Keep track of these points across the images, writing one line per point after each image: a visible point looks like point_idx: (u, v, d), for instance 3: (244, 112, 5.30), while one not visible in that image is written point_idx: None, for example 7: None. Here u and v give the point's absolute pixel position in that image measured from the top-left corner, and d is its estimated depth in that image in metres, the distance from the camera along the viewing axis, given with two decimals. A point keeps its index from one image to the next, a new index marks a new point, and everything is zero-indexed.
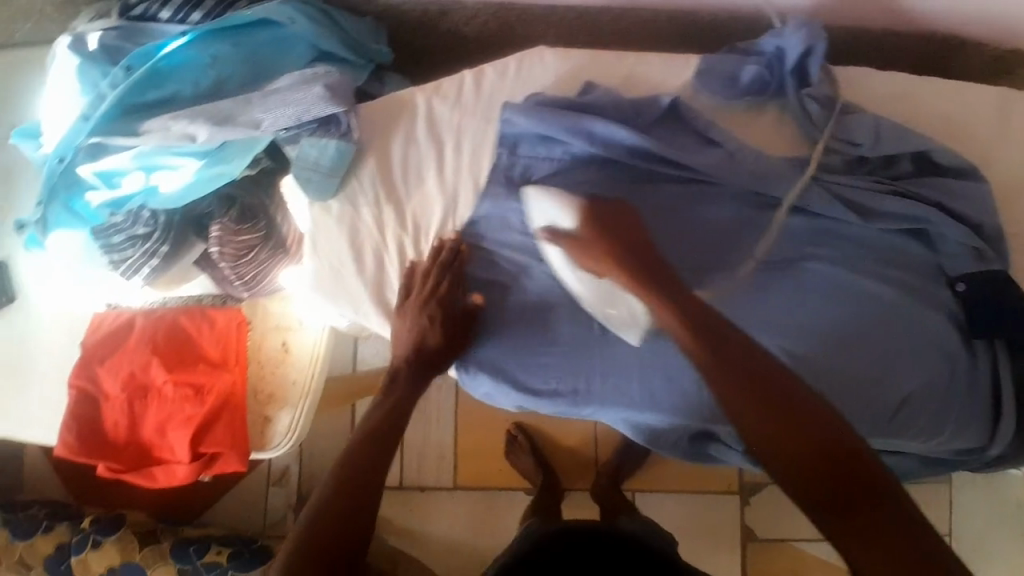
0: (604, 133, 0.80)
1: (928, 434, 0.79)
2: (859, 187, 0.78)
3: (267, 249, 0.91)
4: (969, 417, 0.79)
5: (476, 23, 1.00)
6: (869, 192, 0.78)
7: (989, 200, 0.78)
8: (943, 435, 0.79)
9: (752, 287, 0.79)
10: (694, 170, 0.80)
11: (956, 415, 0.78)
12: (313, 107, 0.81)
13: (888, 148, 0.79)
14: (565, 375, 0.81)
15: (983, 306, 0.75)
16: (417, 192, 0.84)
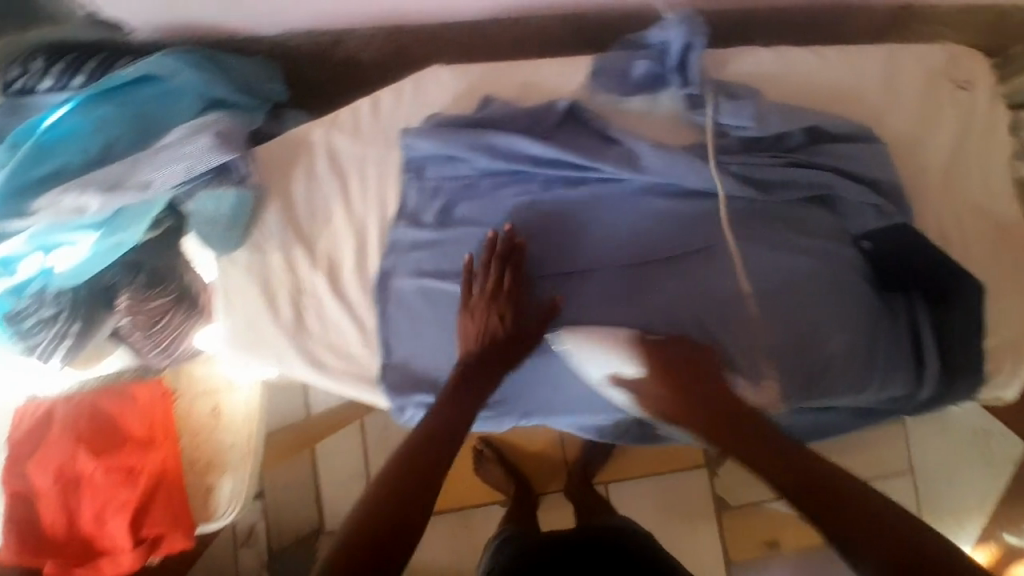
0: (507, 145, 0.80)
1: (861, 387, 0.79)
2: (760, 164, 0.79)
3: (183, 312, 0.88)
4: (894, 363, 0.79)
5: (372, 47, 0.95)
6: (770, 167, 0.79)
7: (880, 159, 0.81)
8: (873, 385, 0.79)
9: (676, 273, 0.77)
10: (601, 169, 0.80)
11: (882, 361, 0.79)
12: (204, 158, 0.75)
13: (776, 124, 0.80)
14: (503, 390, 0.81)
15: (884, 260, 0.80)
16: (326, 231, 0.82)
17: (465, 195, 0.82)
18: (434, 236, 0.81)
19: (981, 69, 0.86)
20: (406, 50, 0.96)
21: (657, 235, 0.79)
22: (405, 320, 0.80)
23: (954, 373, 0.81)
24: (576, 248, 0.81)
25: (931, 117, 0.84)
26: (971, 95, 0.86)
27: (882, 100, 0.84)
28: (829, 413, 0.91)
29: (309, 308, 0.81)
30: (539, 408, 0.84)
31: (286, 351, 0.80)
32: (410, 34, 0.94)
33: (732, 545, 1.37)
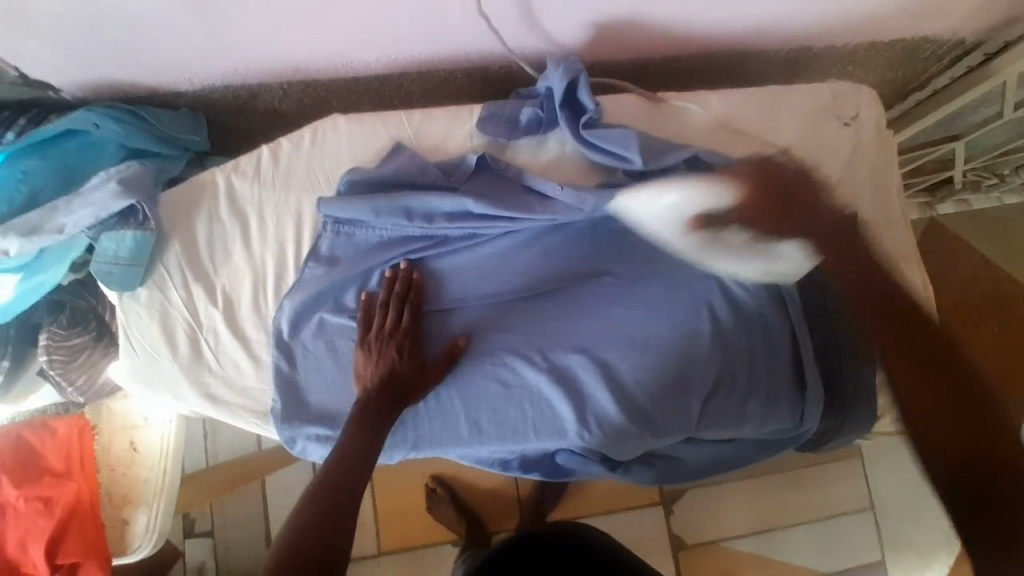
0: (422, 206, 0.83)
1: (736, 420, 0.85)
2: None
3: (99, 351, 0.96)
4: (776, 399, 0.84)
5: (291, 99, 1.02)
6: None
7: None
8: (751, 414, 0.84)
9: (567, 312, 0.84)
10: (512, 220, 0.83)
11: (760, 395, 0.84)
12: (105, 206, 0.80)
13: (663, 160, 0.83)
14: (403, 424, 0.83)
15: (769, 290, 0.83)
16: (226, 267, 0.83)
17: (361, 233, 0.83)
18: (337, 270, 0.82)
19: (867, 101, 0.88)
20: (325, 101, 1.03)
21: (535, 275, 0.85)
22: (302, 356, 0.81)
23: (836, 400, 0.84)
24: (469, 286, 0.85)
25: (814, 153, 0.86)
26: (857, 129, 0.87)
27: (763, 137, 0.87)
28: (729, 448, 0.92)
29: (208, 346, 0.82)
30: (433, 442, 0.83)
31: (182, 388, 0.81)
32: (325, 87, 1.00)
33: None
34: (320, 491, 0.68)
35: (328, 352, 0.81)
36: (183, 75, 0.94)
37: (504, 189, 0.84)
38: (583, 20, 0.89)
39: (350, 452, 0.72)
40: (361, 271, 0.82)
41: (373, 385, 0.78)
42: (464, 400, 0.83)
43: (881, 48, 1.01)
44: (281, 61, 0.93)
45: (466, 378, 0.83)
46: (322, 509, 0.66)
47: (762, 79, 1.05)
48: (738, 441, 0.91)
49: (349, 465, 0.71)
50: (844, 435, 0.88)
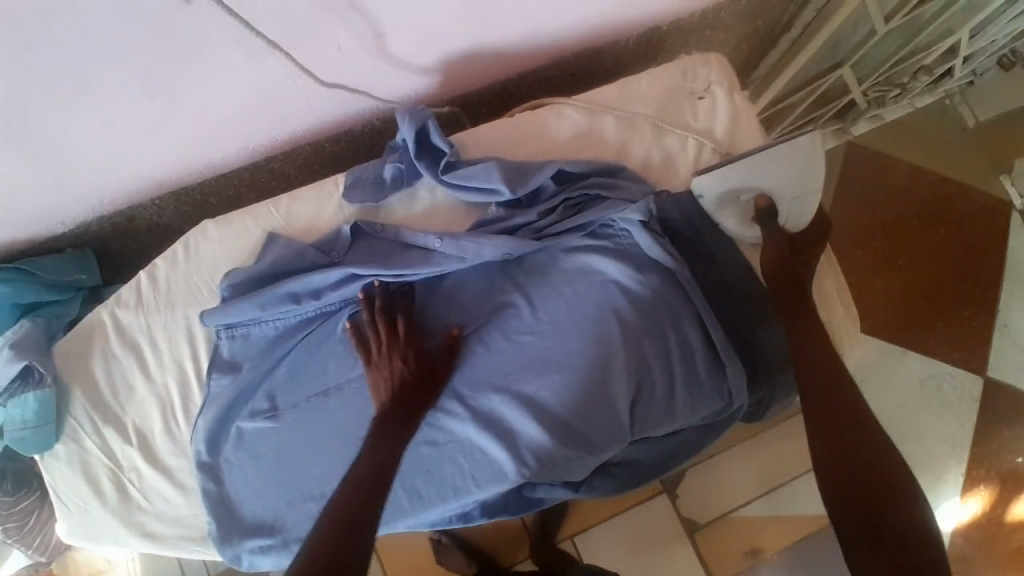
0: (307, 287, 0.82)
1: (668, 416, 0.84)
2: (535, 221, 0.84)
3: (47, 508, 0.96)
4: (699, 385, 0.83)
5: (170, 211, 1.02)
6: (548, 222, 0.83)
7: (631, 188, 0.84)
8: (681, 407, 0.84)
9: (478, 351, 0.83)
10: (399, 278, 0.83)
11: (683, 386, 0.83)
12: (1, 375, 0.80)
13: (530, 183, 0.83)
14: None
15: (666, 282, 0.83)
16: (132, 402, 0.83)
17: (257, 335, 0.84)
18: (242, 374, 0.82)
19: (716, 71, 0.88)
20: (206, 203, 1.03)
21: (436, 325, 0.84)
22: (229, 470, 0.82)
23: (760, 369, 0.84)
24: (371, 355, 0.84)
25: (677, 137, 0.86)
26: (712, 101, 0.87)
27: (623, 134, 0.87)
28: (678, 441, 0.92)
29: (134, 486, 0.82)
30: (377, 519, 0.83)
31: (120, 533, 0.82)
32: (199, 191, 1.00)
33: (711, 561, 1.44)
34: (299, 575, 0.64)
35: (253, 458, 0.81)
36: (54, 223, 0.94)
37: (385, 252, 0.84)
38: (419, 63, 0.87)
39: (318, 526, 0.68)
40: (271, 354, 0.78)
41: (389, 400, 0.76)
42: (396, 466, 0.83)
43: (728, 5, 1.01)
44: (144, 181, 0.93)
45: None
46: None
47: (624, 63, 1.04)
48: (682, 432, 0.91)
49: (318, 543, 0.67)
50: (782, 399, 0.87)
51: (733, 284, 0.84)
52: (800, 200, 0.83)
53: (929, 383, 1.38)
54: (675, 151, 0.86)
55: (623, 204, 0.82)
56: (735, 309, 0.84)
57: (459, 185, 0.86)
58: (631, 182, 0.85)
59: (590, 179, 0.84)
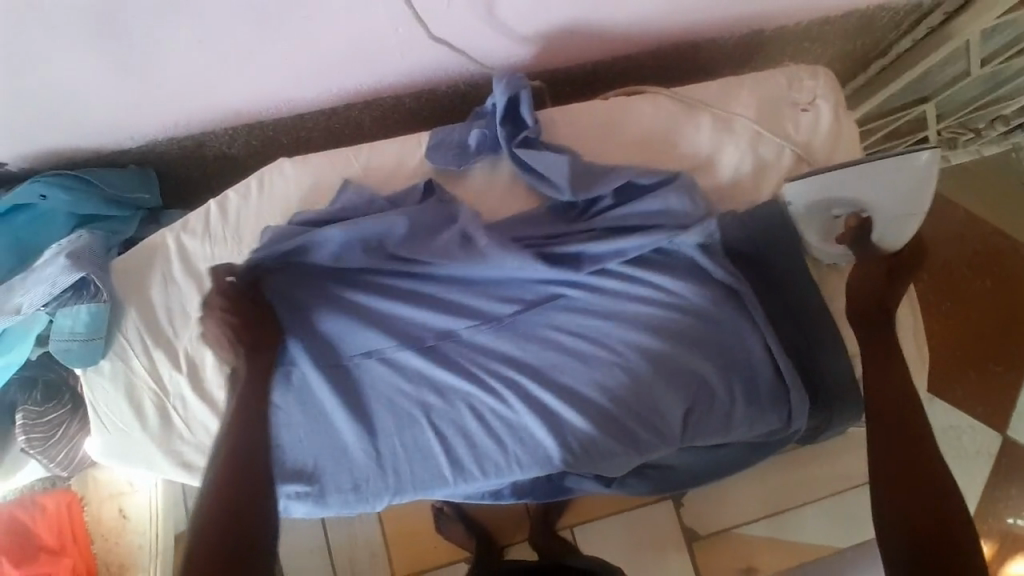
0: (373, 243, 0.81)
1: (722, 429, 0.84)
2: (594, 228, 0.82)
3: (77, 423, 0.94)
4: (756, 402, 0.83)
5: (239, 144, 1.00)
6: (603, 233, 0.82)
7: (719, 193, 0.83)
8: (738, 421, 0.83)
9: (540, 334, 0.82)
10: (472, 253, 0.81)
11: (742, 401, 0.82)
12: (56, 283, 0.78)
13: (594, 188, 0.82)
14: (384, 469, 0.82)
15: (741, 295, 0.82)
16: (186, 330, 0.82)
17: (303, 294, 0.82)
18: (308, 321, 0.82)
19: (823, 85, 0.86)
20: (275, 141, 1.01)
21: (495, 306, 0.82)
22: (275, 416, 0.81)
23: (820, 396, 0.83)
24: (424, 326, 0.82)
25: (775, 145, 0.84)
26: (815, 115, 0.85)
27: (719, 135, 0.85)
28: (722, 454, 0.92)
29: (178, 415, 0.81)
30: (416, 484, 0.83)
31: (157, 457, 0.81)
32: (271, 128, 0.98)
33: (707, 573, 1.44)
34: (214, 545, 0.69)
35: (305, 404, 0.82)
36: (123, 135, 0.92)
37: (434, 231, 0.82)
38: (521, 31, 0.85)
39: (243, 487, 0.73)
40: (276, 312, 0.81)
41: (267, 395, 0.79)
42: (440, 440, 0.82)
43: (835, 20, 0.98)
44: (221, 108, 0.91)
45: (443, 413, 0.82)
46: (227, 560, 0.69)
47: (718, 65, 1.02)
48: (727, 445, 0.90)
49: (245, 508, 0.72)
50: (834, 427, 0.87)
51: (804, 307, 0.83)
52: (903, 219, 0.80)
53: (949, 432, 1.38)
54: (770, 161, 0.84)
55: (680, 231, 0.80)
56: (801, 335, 0.83)
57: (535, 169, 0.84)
58: (694, 200, 0.81)
59: (659, 189, 0.81)
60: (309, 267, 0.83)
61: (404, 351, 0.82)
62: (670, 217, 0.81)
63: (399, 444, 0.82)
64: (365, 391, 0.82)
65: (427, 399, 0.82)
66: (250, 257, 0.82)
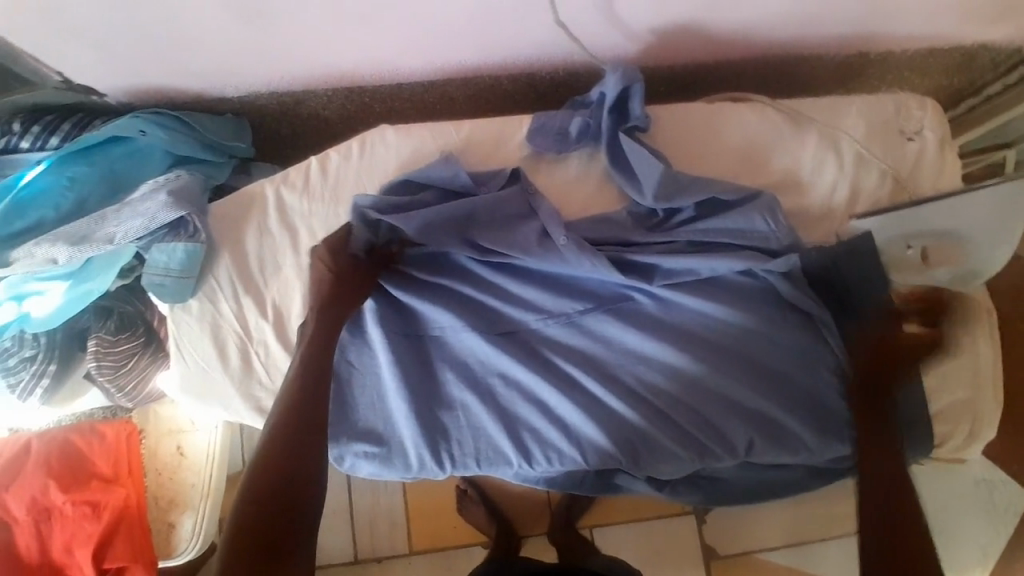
0: (451, 228, 0.82)
1: (789, 451, 0.83)
2: (673, 242, 0.83)
3: (148, 356, 0.96)
4: (829, 425, 0.82)
5: (334, 105, 1.02)
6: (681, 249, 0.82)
7: (808, 209, 0.84)
8: (809, 445, 0.82)
9: (613, 331, 0.83)
10: (546, 249, 0.82)
11: (814, 426, 0.82)
12: (156, 218, 0.82)
13: (675, 199, 0.81)
14: (449, 444, 0.83)
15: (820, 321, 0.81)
16: (276, 280, 0.86)
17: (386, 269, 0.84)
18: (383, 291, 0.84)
19: (931, 116, 0.86)
20: (368, 107, 1.03)
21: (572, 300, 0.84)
22: (354, 379, 0.84)
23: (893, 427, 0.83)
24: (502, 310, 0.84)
25: (877, 169, 0.84)
26: (920, 145, 0.85)
27: (822, 150, 0.85)
28: (778, 471, 0.93)
29: (257, 359, 0.85)
30: (480, 462, 0.83)
31: (233, 399, 0.85)
32: (367, 94, 1.00)
33: None
34: (254, 492, 0.68)
35: (374, 369, 0.84)
36: (229, 82, 0.96)
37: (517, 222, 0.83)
38: (630, 29, 0.87)
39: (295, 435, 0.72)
40: (357, 272, 0.81)
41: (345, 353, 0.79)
42: (505, 421, 0.83)
43: (940, 53, 0.97)
44: (327, 67, 0.94)
45: (509, 396, 0.84)
46: (261, 506, 0.68)
47: (815, 86, 1.03)
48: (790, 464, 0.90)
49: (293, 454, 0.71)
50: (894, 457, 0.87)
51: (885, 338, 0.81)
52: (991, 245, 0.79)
53: None
54: (870, 183, 0.84)
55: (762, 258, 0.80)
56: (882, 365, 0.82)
57: (628, 168, 0.85)
58: (777, 225, 0.80)
59: (742, 208, 0.81)
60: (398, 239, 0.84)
61: (474, 334, 0.83)
62: (746, 241, 0.81)
63: (465, 422, 0.83)
64: (442, 365, 0.84)
65: (497, 380, 0.84)
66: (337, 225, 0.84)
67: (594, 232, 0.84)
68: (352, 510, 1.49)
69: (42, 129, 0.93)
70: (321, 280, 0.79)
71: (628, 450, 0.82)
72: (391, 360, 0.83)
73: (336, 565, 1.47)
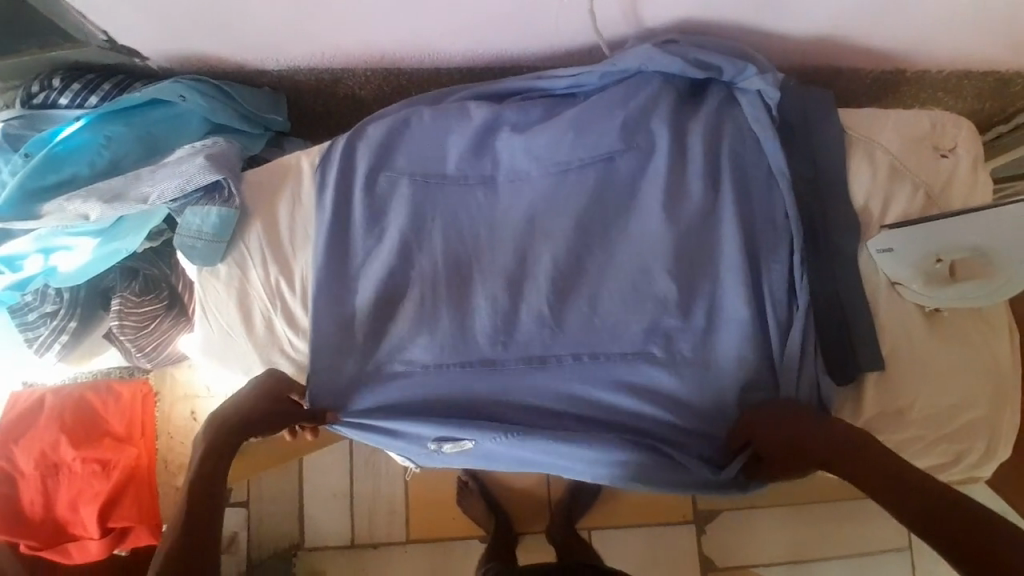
0: (477, 106, 0.92)
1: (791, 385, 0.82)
2: (676, 115, 0.87)
3: (170, 319, 0.96)
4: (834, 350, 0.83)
5: (371, 86, 1.05)
6: (679, 123, 0.87)
7: (840, 218, 0.84)
8: (808, 363, 0.83)
9: (592, 188, 0.86)
10: (558, 90, 0.93)
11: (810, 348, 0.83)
12: (194, 179, 0.85)
13: (698, 68, 0.87)
14: (457, 402, 0.87)
15: (811, 220, 0.85)
16: (304, 252, 0.88)
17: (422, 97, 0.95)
18: (397, 143, 0.91)
19: (965, 136, 0.87)
20: (404, 90, 1.06)
21: (581, 230, 0.86)
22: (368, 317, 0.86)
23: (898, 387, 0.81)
24: (513, 249, 0.86)
25: (910, 183, 0.85)
26: (954, 161, 0.86)
27: (856, 161, 0.86)
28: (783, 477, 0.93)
29: (281, 328, 0.87)
30: (476, 406, 0.86)
31: (253, 362, 0.88)
32: (402, 78, 1.03)
33: None
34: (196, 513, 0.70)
35: (387, 252, 0.87)
36: (271, 56, 0.98)
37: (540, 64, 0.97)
38: (661, 21, 0.89)
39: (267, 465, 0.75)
40: (419, 101, 0.95)
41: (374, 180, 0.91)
42: (515, 373, 0.85)
43: (976, 77, 0.98)
44: (368, 48, 0.96)
45: (504, 360, 0.85)
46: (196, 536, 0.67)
47: (849, 98, 1.03)
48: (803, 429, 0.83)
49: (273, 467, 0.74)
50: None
51: (864, 276, 0.84)
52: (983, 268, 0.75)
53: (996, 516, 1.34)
54: (903, 195, 0.84)
55: (759, 78, 0.85)
56: (870, 296, 0.83)
57: (666, 164, 0.85)
58: (781, 93, 0.87)
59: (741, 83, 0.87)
60: (438, 109, 0.91)
61: (476, 208, 0.88)
62: (750, 121, 0.86)
63: (461, 415, 0.86)
64: (455, 326, 0.86)
65: (509, 375, 0.85)
66: (393, 107, 0.94)
67: (614, 107, 0.88)
68: (351, 494, 1.49)
69: (82, 87, 0.95)
70: (382, 116, 0.93)
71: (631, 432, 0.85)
72: (408, 282, 0.87)
73: (331, 548, 1.46)
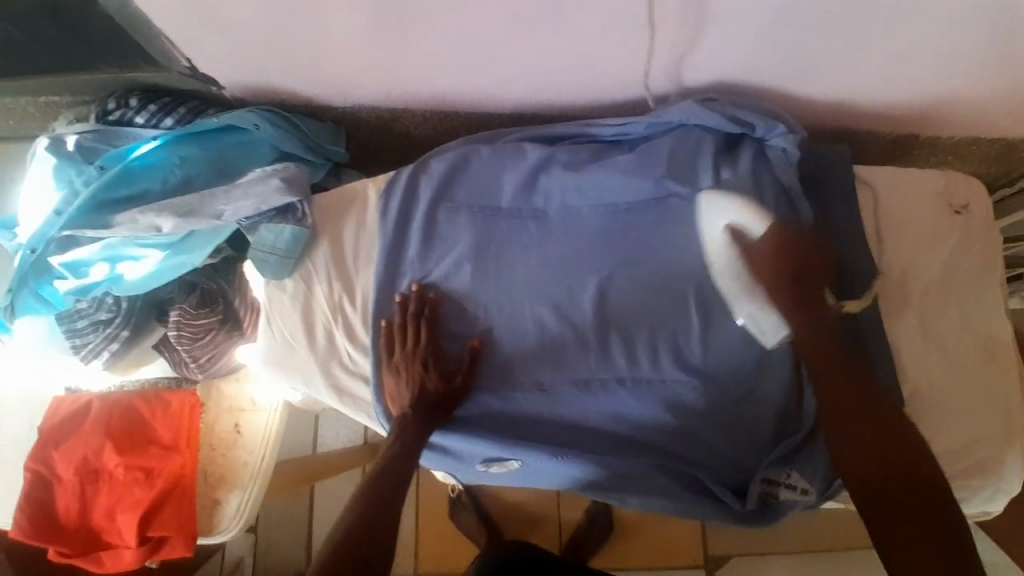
0: (533, 146, 0.99)
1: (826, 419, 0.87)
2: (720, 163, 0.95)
3: (224, 333, 0.99)
4: None
5: (426, 124, 1.13)
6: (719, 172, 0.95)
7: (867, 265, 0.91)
8: None
9: (639, 226, 0.93)
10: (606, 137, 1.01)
11: None
12: (268, 199, 0.91)
13: (738, 123, 0.95)
14: (506, 422, 0.90)
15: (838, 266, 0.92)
16: (367, 271, 0.93)
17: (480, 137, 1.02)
18: (457, 176, 0.98)
19: (976, 195, 0.96)
20: (456, 129, 1.14)
21: (627, 264, 0.92)
22: None
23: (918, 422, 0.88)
24: (563, 278, 0.92)
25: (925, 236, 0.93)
26: (966, 218, 0.95)
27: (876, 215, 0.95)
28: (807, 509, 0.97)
29: (341, 341, 0.91)
30: (524, 428, 0.90)
31: (312, 375, 0.91)
32: (457, 118, 1.11)
33: None
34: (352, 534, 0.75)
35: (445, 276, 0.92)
36: (339, 91, 1.05)
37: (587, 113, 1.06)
38: (703, 81, 0.99)
39: (389, 472, 0.82)
40: (475, 140, 1.02)
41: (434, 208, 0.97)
42: (561, 396, 0.90)
43: (981, 144, 1.08)
44: (430, 89, 1.04)
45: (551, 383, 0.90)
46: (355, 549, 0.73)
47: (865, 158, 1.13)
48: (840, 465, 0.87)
49: (395, 469, 0.83)
50: None
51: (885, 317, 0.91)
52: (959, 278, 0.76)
53: None
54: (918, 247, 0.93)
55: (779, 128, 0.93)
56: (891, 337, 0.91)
57: None
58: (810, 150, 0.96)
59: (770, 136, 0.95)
60: (496, 148, 0.99)
61: (529, 239, 0.95)
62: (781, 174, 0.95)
63: (515, 435, 0.90)
64: (506, 349, 0.91)
65: (555, 398, 0.90)
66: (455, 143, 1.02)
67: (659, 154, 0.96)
68: None
69: (159, 108, 1.01)
70: (443, 152, 1.00)
71: (670, 458, 0.89)
72: (464, 305, 0.92)
73: None
